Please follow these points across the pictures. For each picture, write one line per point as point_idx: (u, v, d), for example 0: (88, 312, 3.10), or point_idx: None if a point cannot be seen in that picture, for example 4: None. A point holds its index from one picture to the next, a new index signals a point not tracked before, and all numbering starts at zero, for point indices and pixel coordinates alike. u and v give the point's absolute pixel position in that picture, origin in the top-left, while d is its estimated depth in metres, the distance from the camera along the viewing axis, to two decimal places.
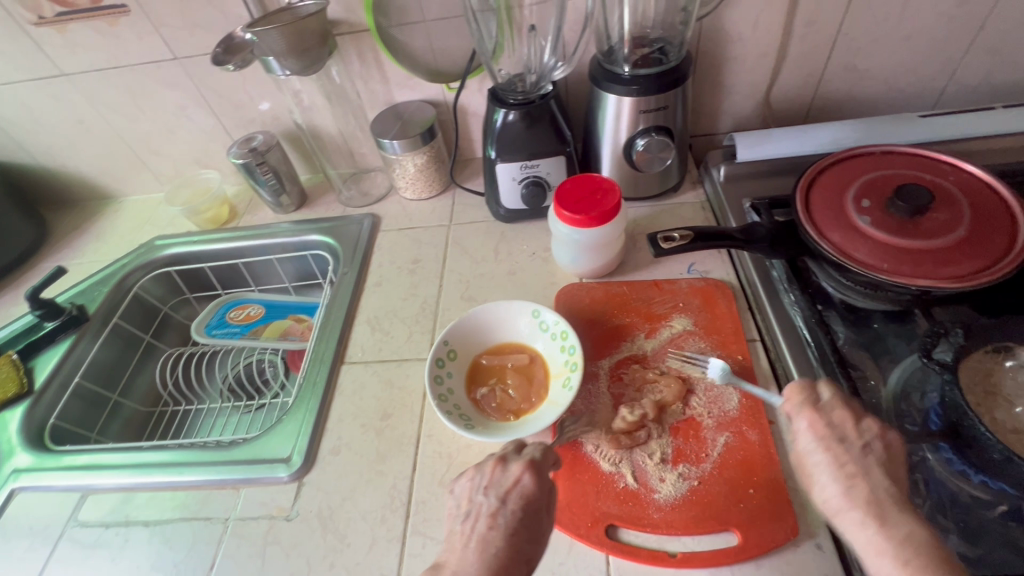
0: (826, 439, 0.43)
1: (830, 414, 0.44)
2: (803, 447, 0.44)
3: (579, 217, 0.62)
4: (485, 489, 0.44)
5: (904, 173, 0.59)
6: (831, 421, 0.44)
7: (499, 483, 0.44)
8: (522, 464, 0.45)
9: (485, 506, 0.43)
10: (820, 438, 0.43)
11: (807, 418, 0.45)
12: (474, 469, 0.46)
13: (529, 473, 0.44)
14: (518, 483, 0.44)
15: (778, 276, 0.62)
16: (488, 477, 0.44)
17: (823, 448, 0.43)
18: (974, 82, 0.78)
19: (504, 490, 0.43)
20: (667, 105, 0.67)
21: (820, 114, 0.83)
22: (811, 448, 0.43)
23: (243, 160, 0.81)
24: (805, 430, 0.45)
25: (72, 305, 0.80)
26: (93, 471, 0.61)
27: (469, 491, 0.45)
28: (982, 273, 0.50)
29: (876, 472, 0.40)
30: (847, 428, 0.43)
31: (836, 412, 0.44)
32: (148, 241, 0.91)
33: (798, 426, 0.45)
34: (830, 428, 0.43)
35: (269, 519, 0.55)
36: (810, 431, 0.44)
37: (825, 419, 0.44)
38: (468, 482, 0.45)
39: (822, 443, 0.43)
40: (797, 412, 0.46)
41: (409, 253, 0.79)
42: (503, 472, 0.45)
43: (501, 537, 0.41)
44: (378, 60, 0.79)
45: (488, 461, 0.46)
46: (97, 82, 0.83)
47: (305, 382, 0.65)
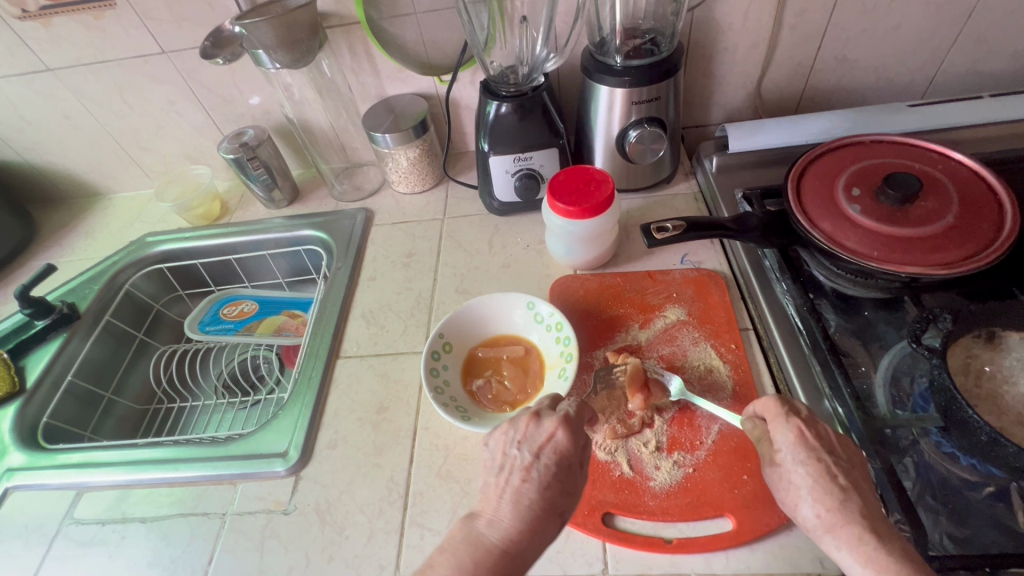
0: (815, 450, 0.42)
1: (815, 424, 0.44)
2: (785, 459, 0.42)
3: (573, 208, 0.62)
4: (519, 443, 0.43)
5: (893, 162, 0.60)
6: (817, 433, 0.43)
7: (533, 438, 0.43)
8: (556, 420, 0.44)
9: (520, 460, 0.42)
10: (807, 451, 0.42)
11: (795, 428, 0.43)
12: (508, 422, 0.45)
13: (563, 429, 0.43)
14: (552, 438, 0.43)
15: (770, 266, 0.63)
16: (522, 431, 0.44)
17: (810, 459, 0.41)
18: (962, 71, 0.79)
19: (539, 445, 0.43)
20: (659, 96, 0.67)
21: (810, 105, 0.83)
22: (798, 460, 0.41)
23: (234, 155, 0.80)
24: (789, 442, 0.43)
25: (62, 303, 0.79)
26: (89, 468, 0.61)
27: (503, 444, 0.44)
28: (970, 259, 0.51)
29: (861, 481, 0.40)
30: (834, 441, 0.42)
31: (821, 424, 0.43)
32: (138, 238, 0.90)
33: (780, 438, 0.43)
34: (818, 441, 0.42)
35: (267, 513, 0.55)
36: (797, 442, 0.42)
37: (812, 431, 0.43)
38: (502, 436, 0.45)
39: (810, 455, 0.41)
40: (782, 422, 0.44)
41: (403, 247, 0.79)
42: (537, 427, 0.44)
43: (534, 490, 0.41)
44: (369, 53, 0.79)
45: (522, 417, 0.45)
46: (83, 77, 0.82)
47: (301, 377, 0.65)
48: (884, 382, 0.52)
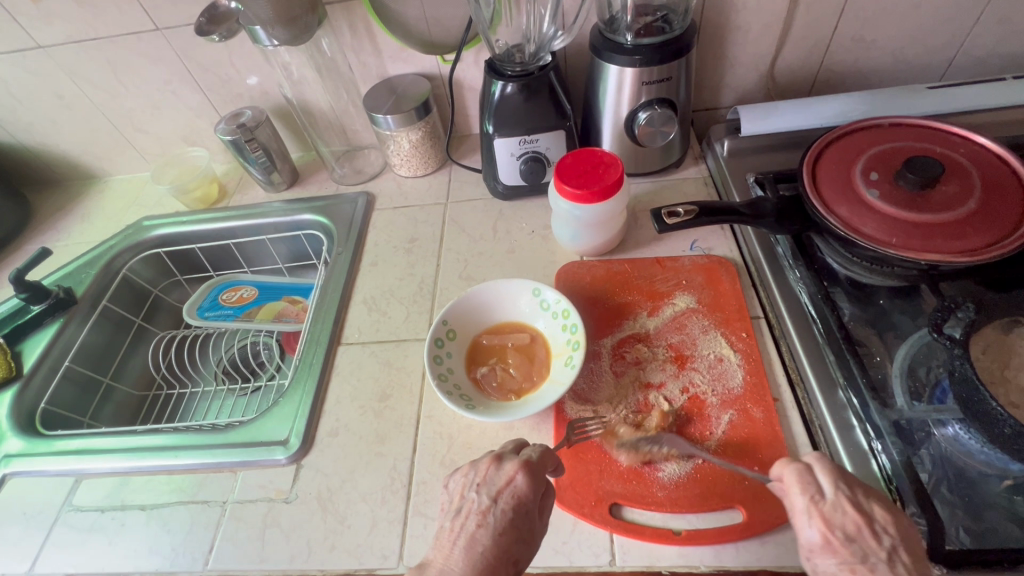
0: (849, 560, 0.36)
1: (840, 517, 0.38)
2: (822, 568, 0.38)
3: (580, 192, 0.60)
4: (478, 486, 0.42)
5: (913, 146, 0.58)
6: (846, 531, 0.37)
7: (491, 482, 0.42)
8: (516, 463, 0.43)
9: (476, 505, 0.41)
10: (841, 561, 0.37)
11: (820, 528, 0.38)
12: (470, 465, 0.45)
13: (522, 474, 0.42)
14: (511, 482, 0.42)
15: (783, 252, 0.61)
16: (482, 473, 0.43)
17: (846, 572, 0.36)
18: (983, 53, 0.76)
19: (496, 490, 0.42)
20: (670, 77, 0.65)
21: (825, 87, 0.81)
22: (834, 572, 0.37)
23: (232, 137, 0.78)
24: (819, 545, 0.38)
25: (59, 287, 0.77)
26: (87, 455, 0.60)
27: (462, 486, 0.43)
28: (992, 247, 0.49)
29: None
30: (866, 538, 0.37)
31: (849, 518, 0.38)
32: (136, 222, 0.88)
33: (808, 538, 0.38)
34: (848, 543, 0.37)
35: (268, 501, 0.54)
36: (827, 550, 0.37)
37: (840, 530, 0.37)
38: (462, 478, 0.44)
39: (845, 566, 0.36)
40: (806, 518, 0.39)
41: (405, 232, 0.77)
42: (497, 471, 0.43)
43: (489, 537, 0.40)
44: (369, 31, 0.76)
45: (483, 460, 0.44)
46: (75, 55, 0.79)
47: (301, 364, 0.64)
48: (900, 373, 0.51)
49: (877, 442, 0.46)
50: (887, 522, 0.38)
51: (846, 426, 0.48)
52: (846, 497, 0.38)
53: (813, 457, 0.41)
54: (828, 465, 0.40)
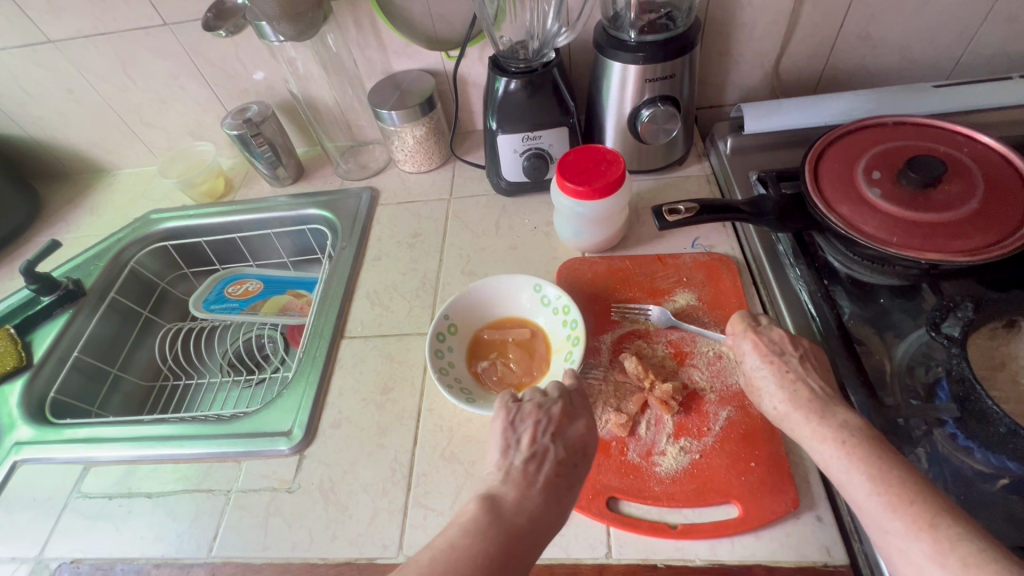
0: (769, 355, 0.48)
1: (769, 333, 0.50)
2: (750, 365, 0.49)
3: (582, 188, 0.60)
4: (552, 435, 0.43)
5: (916, 145, 0.58)
6: (772, 339, 0.49)
7: (566, 434, 0.43)
8: (588, 423, 0.44)
9: (553, 453, 0.42)
10: (764, 356, 0.48)
11: (752, 339, 0.49)
12: (540, 410, 0.45)
13: (593, 434, 0.44)
14: (586, 440, 0.43)
15: (784, 251, 0.61)
16: (555, 424, 0.44)
17: (768, 364, 0.47)
18: (990, 52, 0.76)
19: (571, 443, 0.43)
20: (674, 74, 0.65)
21: (829, 85, 0.80)
22: (757, 364, 0.48)
23: (238, 131, 0.79)
24: (750, 351, 0.49)
25: (68, 279, 0.79)
26: (95, 443, 0.62)
27: (534, 432, 0.43)
28: (993, 247, 0.49)
29: (812, 375, 0.46)
30: (787, 344, 0.48)
31: (775, 332, 0.49)
32: (143, 215, 0.89)
33: (743, 349, 0.50)
34: (771, 345, 0.49)
35: (271, 491, 0.55)
36: (755, 350, 0.49)
37: (766, 339, 0.49)
38: (533, 424, 0.44)
39: (766, 359, 0.48)
40: (742, 336, 0.50)
41: (409, 227, 0.77)
42: (569, 424, 0.44)
43: (565, 485, 0.40)
44: (375, 27, 0.77)
45: (555, 408, 0.45)
46: (85, 49, 0.80)
47: (305, 357, 0.65)
48: (899, 372, 0.51)
49: None
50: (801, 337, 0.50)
51: None
52: (775, 323, 0.51)
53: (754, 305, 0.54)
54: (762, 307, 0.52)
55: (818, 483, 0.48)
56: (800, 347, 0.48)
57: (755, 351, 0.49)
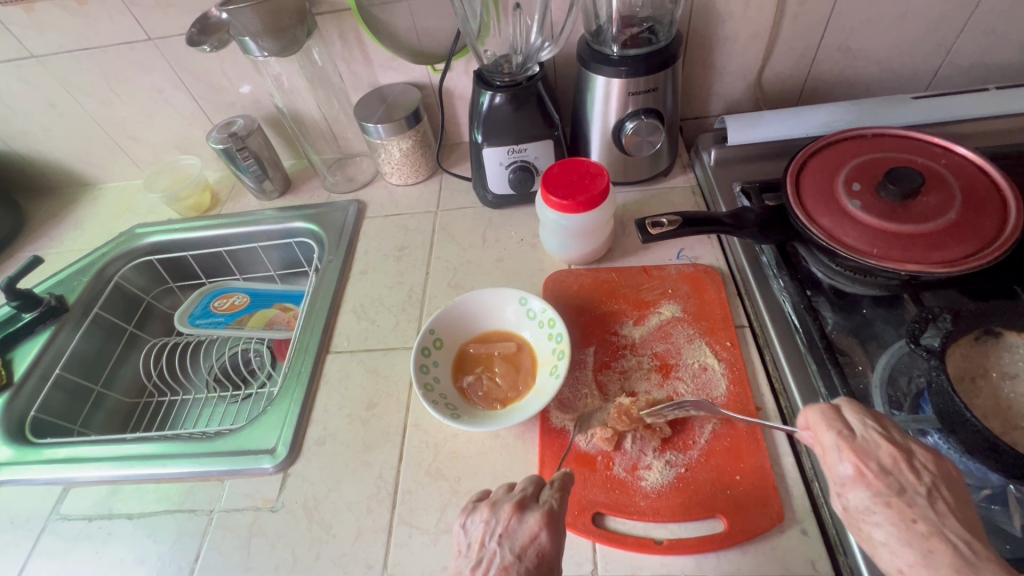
0: (883, 492, 0.38)
1: (874, 451, 0.39)
2: (853, 501, 0.39)
3: (566, 202, 0.61)
4: (500, 537, 0.41)
5: (894, 156, 0.58)
6: (881, 464, 0.39)
7: (515, 535, 0.41)
8: (539, 518, 0.42)
9: (499, 558, 0.40)
10: (875, 493, 0.38)
11: (853, 462, 0.39)
12: (491, 508, 0.43)
13: (546, 529, 0.41)
14: (535, 539, 0.41)
15: (768, 262, 0.62)
16: (504, 524, 0.42)
17: (882, 505, 0.37)
18: (967, 63, 0.77)
19: (520, 544, 0.41)
20: (657, 87, 0.65)
21: (812, 96, 0.81)
22: (868, 504, 0.38)
23: (223, 146, 0.79)
24: (852, 478, 0.39)
25: (50, 295, 0.78)
26: (75, 464, 0.61)
27: (482, 534, 0.42)
28: (970, 258, 0.50)
29: (951, 526, 0.35)
30: (904, 474, 0.38)
31: (883, 452, 0.39)
32: (128, 229, 0.89)
33: (842, 474, 0.39)
34: (883, 476, 0.38)
35: (254, 510, 0.54)
36: (862, 483, 0.38)
37: (874, 463, 0.39)
38: (482, 524, 0.43)
39: (880, 498, 0.38)
40: (837, 454, 0.40)
41: (396, 240, 0.77)
42: (519, 523, 0.42)
43: None
44: (360, 40, 0.77)
45: (508, 505, 0.43)
46: (68, 64, 0.80)
47: (290, 373, 0.64)
48: (881, 382, 0.51)
49: None
50: (925, 460, 0.39)
51: None
52: (876, 432, 0.40)
53: (842, 401, 0.43)
54: (854, 406, 0.42)
55: (802, 495, 0.48)
56: (925, 477, 0.38)
57: (861, 484, 0.38)
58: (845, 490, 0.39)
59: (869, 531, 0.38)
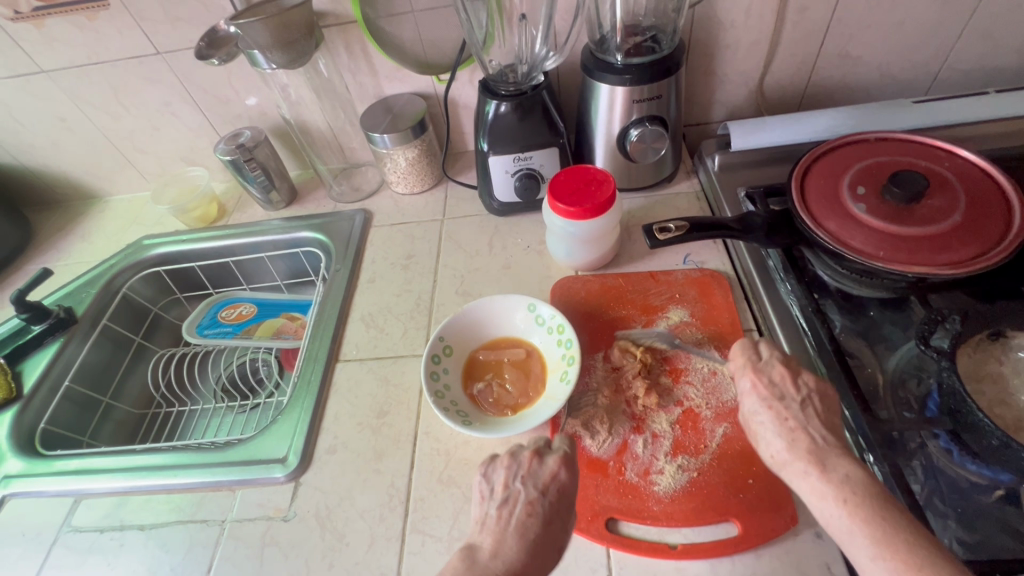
0: (769, 399, 0.45)
1: (769, 370, 0.47)
2: (749, 408, 0.46)
3: (573, 209, 0.61)
4: (523, 477, 0.44)
5: (898, 160, 0.59)
6: (772, 379, 0.46)
7: (537, 474, 0.44)
8: (558, 458, 0.45)
9: (524, 495, 0.43)
10: (761, 398, 0.46)
11: (751, 378, 0.47)
12: (511, 456, 0.46)
13: (565, 468, 0.44)
14: (555, 476, 0.44)
15: (773, 266, 0.62)
16: (526, 466, 0.45)
17: (766, 408, 0.45)
18: (966, 67, 0.78)
19: (543, 482, 0.44)
20: (660, 95, 0.66)
21: (813, 101, 0.82)
22: (756, 407, 0.45)
23: (231, 157, 0.80)
24: (749, 391, 0.47)
25: (59, 307, 0.78)
26: (86, 475, 0.61)
27: (506, 477, 0.45)
28: (977, 259, 0.50)
29: (813, 424, 0.43)
30: (787, 386, 0.46)
31: (776, 370, 0.47)
32: (136, 241, 0.89)
33: (742, 388, 0.47)
34: (772, 388, 0.46)
35: (267, 520, 0.54)
36: (754, 392, 0.46)
37: (766, 378, 0.46)
38: (503, 470, 0.45)
39: (765, 403, 0.45)
40: (743, 372, 0.48)
41: (403, 249, 0.78)
42: (540, 464, 0.45)
43: (538, 524, 0.41)
44: (365, 52, 0.78)
45: (525, 452, 0.46)
46: (78, 79, 0.81)
47: (300, 381, 0.64)
48: (891, 384, 0.52)
49: (869, 454, 0.47)
50: (809, 380, 0.46)
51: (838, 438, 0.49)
52: (777, 357, 0.48)
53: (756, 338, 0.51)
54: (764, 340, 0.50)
55: None
56: (804, 388, 0.45)
57: (753, 392, 0.46)
58: (744, 399, 0.47)
59: (758, 433, 0.45)
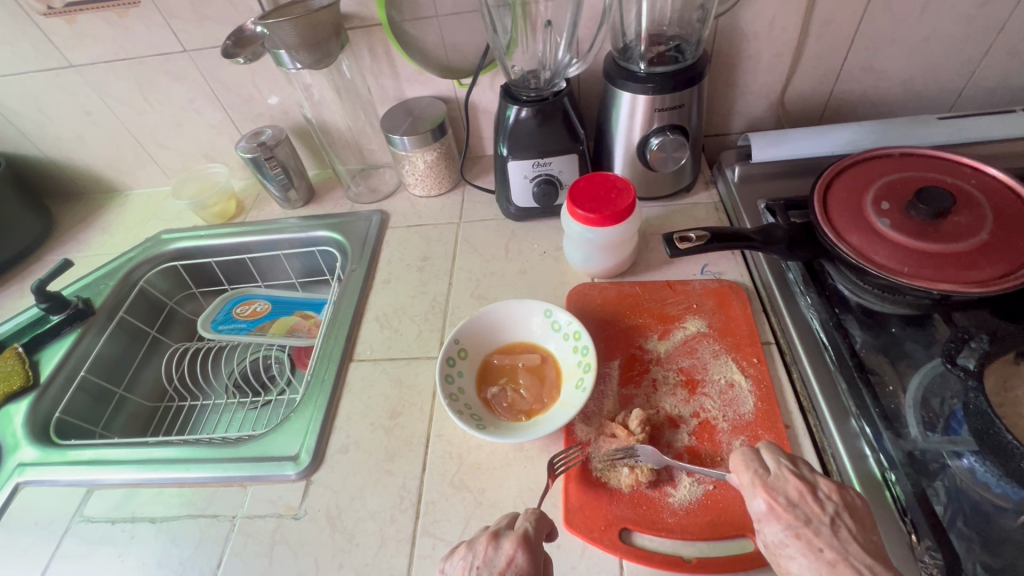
0: (793, 524, 0.38)
1: (782, 486, 0.40)
2: (769, 536, 0.39)
3: (592, 215, 0.61)
4: (478, 570, 0.40)
5: (923, 176, 0.58)
6: (789, 498, 0.40)
7: (493, 564, 0.40)
8: (515, 540, 0.41)
9: None
10: (786, 525, 0.38)
11: (765, 497, 0.40)
12: (467, 545, 0.42)
13: (522, 551, 0.40)
14: (513, 561, 0.40)
15: (794, 278, 0.62)
16: (481, 556, 0.40)
17: (794, 535, 0.38)
18: (991, 85, 0.77)
19: (499, 571, 0.39)
20: (682, 104, 0.66)
21: (834, 115, 0.82)
22: (781, 537, 0.38)
23: (252, 155, 0.80)
24: (765, 513, 0.40)
25: (78, 298, 0.79)
26: (99, 466, 0.61)
27: (461, 571, 0.40)
28: (1005, 278, 0.49)
29: (855, 552, 0.36)
30: (809, 504, 0.39)
31: (791, 486, 0.40)
32: (155, 235, 0.90)
33: (757, 509, 0.40)
34: (791, 509, 0.39)
35: (277, 517, 0.54)
36: (774, 517, 0.39)
37: (782, 497, 0.40)
38: (460, 562, 0.41)
39: (791, 530, 0.38)
40: (751, 492, 0.41)
41: (418, 251, 0.78)
42: (496, 551, 0.40)
43: None
44: (388, 55, 0.79)
45: (480, 539, 0.42)
46: (105, 74, 0.82)
47: (313, 380, 0.64)
48: (914, 403, 0.51)
49: (892, 473, 0.46)
50: (828, 491, 0.40)
51: (860, 456, 0.48)
52: (789, 470, 0.41)
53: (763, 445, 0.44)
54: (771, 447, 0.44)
55: None
56: (829, 506, 0.39)
57: (776, 517, 0.39)
58: (763, 527, 0.39)
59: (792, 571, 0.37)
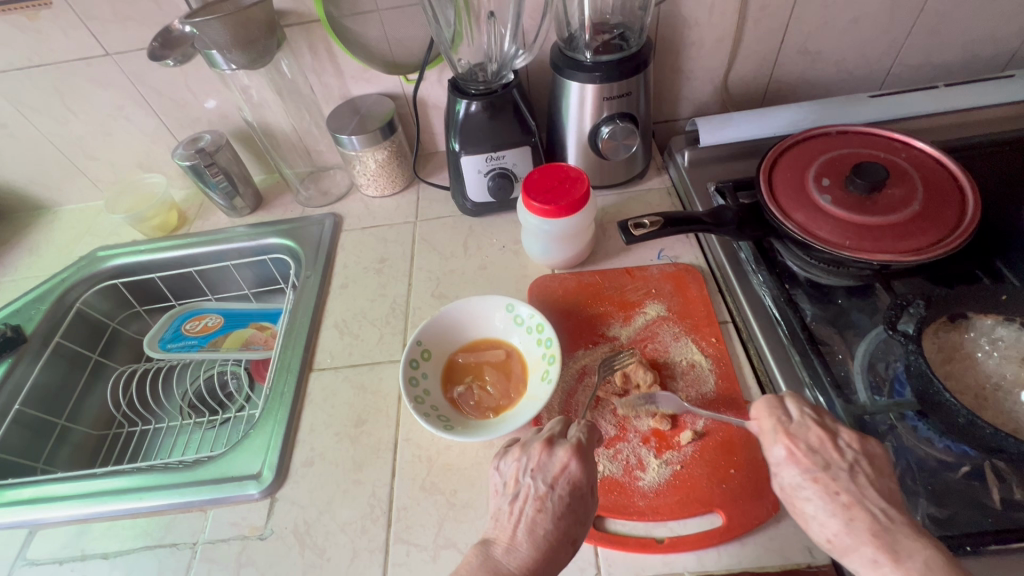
0: (811, 469, 0.42)
1: (804, 433, 0.44)
2: (787, 479, 0.43)
3: (548, 207, 0.61)
4: (533, 472, 0.44)
5: (859, 153, 0.61)
6: (810, 444, 0.43)
7: (546, 468, 0.44)
8: (568, 450, 0.44)
9: (534, 489, 0.43)
10: (805, 470, 0.42)
11: (785, 444, 0.43)
12: (522, 448, 0.46)
13: (576, 459, 0.44)
14: (566, 469, 0.44)
15: (745, 258, 0.63)
16: (536, 459, 0.45)
17: (812, 479, 0.41)
18: (915, 63, 0.81)
19: (552, 476, 0.44)
20: (630, 92, 0.66)
21: (775, 97, 0.84)
22: (799, 480, 0.42)
23: (191, 162, 0.76)
24: (785, 460, 0.43)
25: (6, 327, 0.73)
26: (42, 504, 0.57)
27: (516, 471, 0.45)
28: (936, 245, 0.52)
29: (870, 496, 0.40)
30: (829, 451, 0.42)
31: (812, 433, 0.43)
32: (89, 252, 0.84)
33: (776, 456, 0.44)
34: (811, 454, 0.42)
35: (242, 539, 0.52)
36: (793, 461, 0.43)
37: (803, 443, 0.43)
38: (514, 463, 0.46)
39: (809, 475, 0.42)
40: (772, 438, 0.44)
41: (375, 253, 0.76)
42: (549, 457, 0.45)
43: (549, 520, 0.42)
44: (330, 51, 0.76)
45: (536, 445, 0.46)
46: (19, 82, 0.76)
47: (272, 394, 0.62)
48: (861, 369, 0.53)
49: None
50: (849, 440, 0.43)
51: None
52: (811, 417, 0.44)
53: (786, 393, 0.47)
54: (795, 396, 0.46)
55: None
56: (847, 454, 0.42)
57: (792, 461, 0.43)
58: (780, 470, 0.43)
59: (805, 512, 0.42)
